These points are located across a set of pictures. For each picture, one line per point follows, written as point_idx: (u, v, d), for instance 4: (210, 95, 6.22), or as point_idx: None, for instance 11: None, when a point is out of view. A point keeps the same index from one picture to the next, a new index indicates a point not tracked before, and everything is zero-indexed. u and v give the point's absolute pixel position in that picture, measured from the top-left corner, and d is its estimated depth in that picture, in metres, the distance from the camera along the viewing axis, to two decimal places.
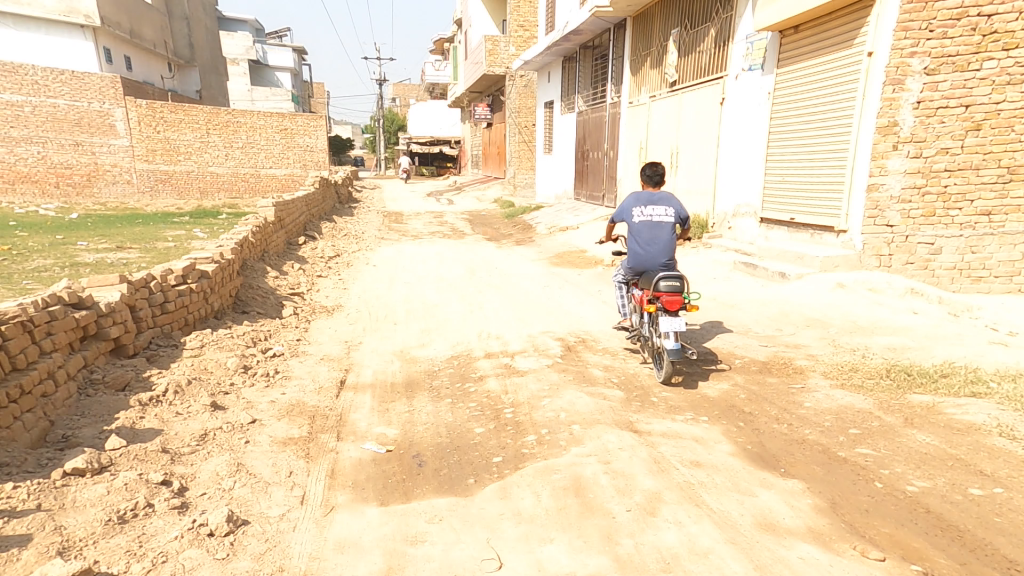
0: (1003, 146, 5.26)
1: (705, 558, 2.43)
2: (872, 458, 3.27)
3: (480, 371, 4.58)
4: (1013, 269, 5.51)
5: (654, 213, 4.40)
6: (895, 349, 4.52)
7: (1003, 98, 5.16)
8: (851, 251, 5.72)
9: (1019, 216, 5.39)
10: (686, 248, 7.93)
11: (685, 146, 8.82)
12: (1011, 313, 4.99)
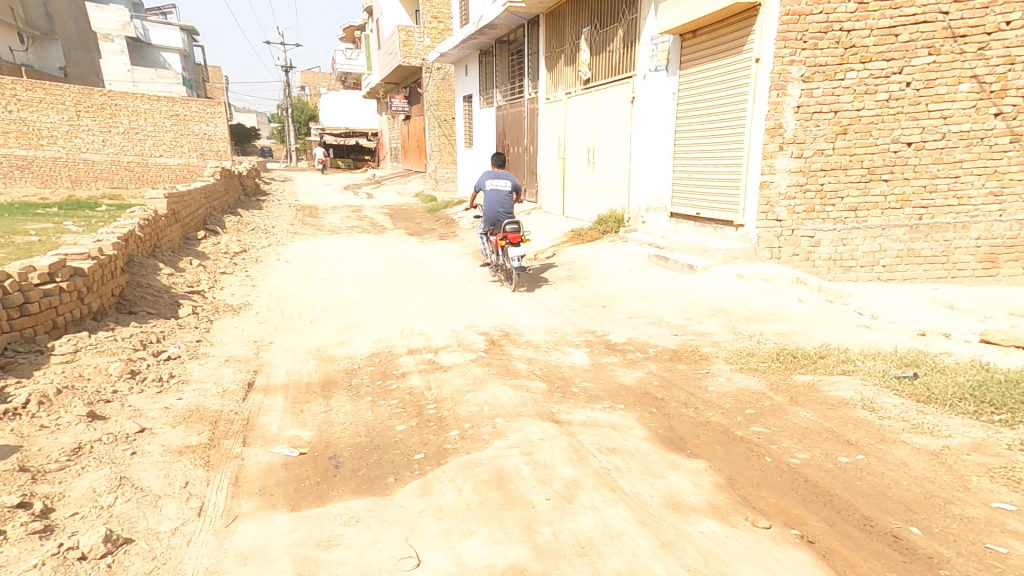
0: (865, 149, 5.80)
1: (617, 540, 2.54)
2: (764, 436, 3.56)
3: (403, 368, 4.50)
4: (875, 259, 6.02)
5: (498, 184, 6.70)
6: (784, 334, 4.95)
7: (863, 106, 5.70)
8: (748, 244, 6.18)
9: (878, 211, 5.92)
10: (605, 242, 8.20)
11: (600, 143, 9.13)
12: (877, 298, 5.62)
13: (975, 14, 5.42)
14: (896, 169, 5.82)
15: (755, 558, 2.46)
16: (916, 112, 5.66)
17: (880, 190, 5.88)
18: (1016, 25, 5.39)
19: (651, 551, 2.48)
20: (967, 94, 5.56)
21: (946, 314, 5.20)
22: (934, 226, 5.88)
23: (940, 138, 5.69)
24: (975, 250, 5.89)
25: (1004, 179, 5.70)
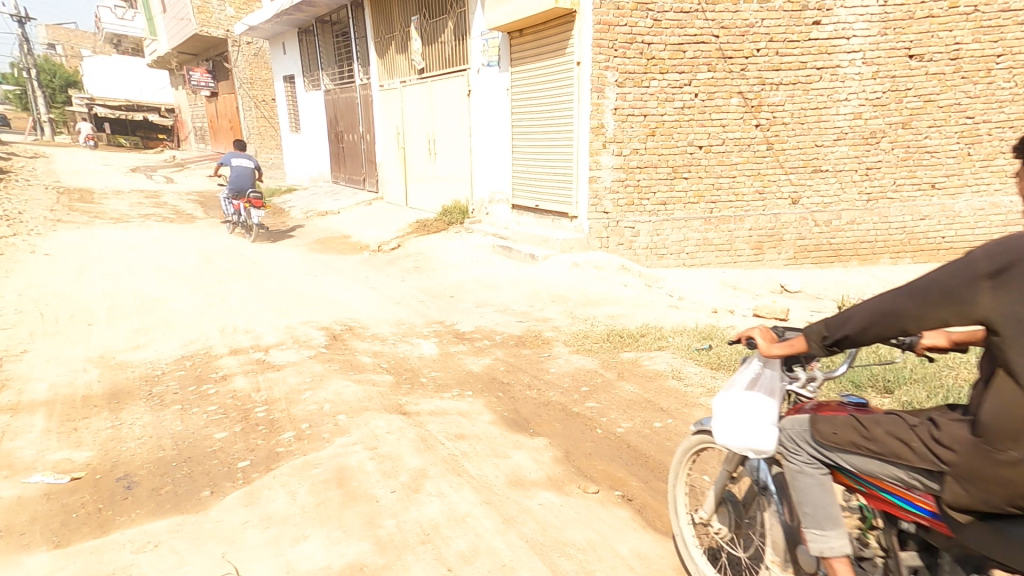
0: (670, 150, 6.52)
1: (463, 522, 2.58)
2: (596, 409, 3.92)
3: (224, 370, 4.05)
4: (683, 246, 6.81)
5: (243, 162, 8.70)
6: (613, 316, 5.48)
7: (665, 112, 6.40)
8: (581, 234, 6.70)
9: (681, 205, 6.70)
10: (450, 233, 8.27)
11: (440, 133, 9.16)
12: (684, 281, 6.48)
13: (737, 39, 6.32)
14: (692, 169, 6.61)
15: (586, 521, 2.71)
16: (703, 120, 6.48)
17: (682, 186, 6.65)
18: (765, 53, 6.38)
19: (494, 529, 2.57)
20: (737, 108, 6.49)
21: (732, 294, 6.22)
22: (721, 219, 6.77)
23: (720, 143, 6.59)
24: (749, 239, 6.85)
25: (766, 180, 6.72)
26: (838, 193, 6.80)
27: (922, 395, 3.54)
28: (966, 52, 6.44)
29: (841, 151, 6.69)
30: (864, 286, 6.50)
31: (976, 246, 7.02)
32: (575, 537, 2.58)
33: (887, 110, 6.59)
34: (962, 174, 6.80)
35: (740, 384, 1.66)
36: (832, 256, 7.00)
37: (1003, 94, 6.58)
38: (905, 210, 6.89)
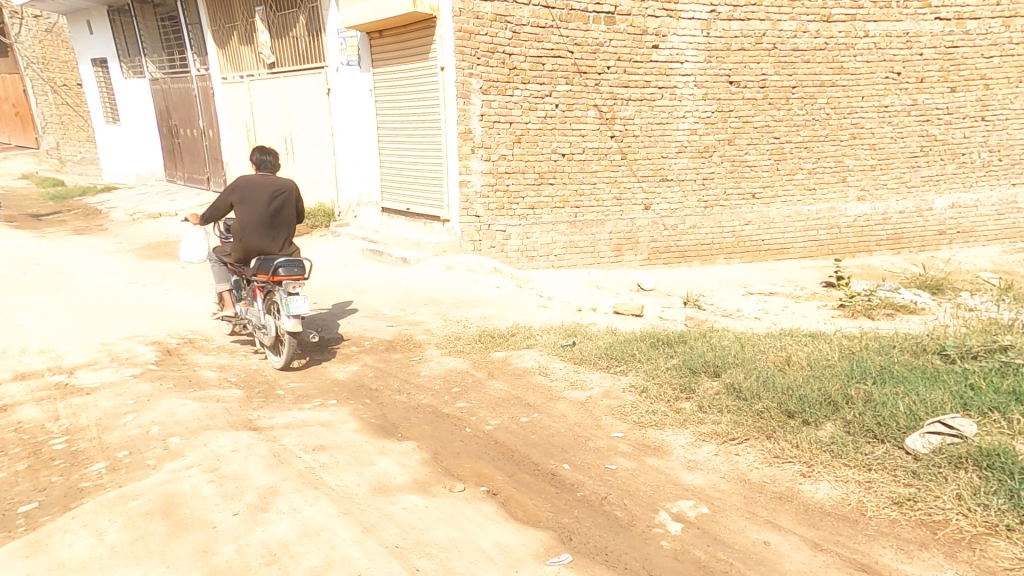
0: (535, 158, 6.86)
1: (316, 536, 2.49)
2: (466, 409, 3.99)
3: (8, 400, 3.61)
4: (551, 249, 7.19)
5: None
6: (485, 317, 5.64)
7: (530, 120, 6.73)
8: (453, 237, 6.81)
9: (548, 209, 7.07)
10: (314, 237, 8.05)
11: (297, 131, 8.74)
12: (552, 283, 6.81)
13: (589, 56, 6.81)
14: (557, 175, 7.01)
15: (449, 520, 2.77)
16: (564, 130, 6.91)
17: (548, 191, 7.03)
18: (615, 70, 6.96)
19: (351, 538, 2.51)
20: (593, 120, 7.02)
21: (595, 294, 6.71)
22: (585, 222, 7.27)
23: (581, 152, 7.07)
24: (609, 242, 7.43)
25: (622, 187, 7.34)
26: (681, 201, 7.63)
27: (741, 375, 4.16)
28: (770, 82, 7.57)
29: (682, 163, 7.52)
30: (705, 284, 7.40)
31: (787, 247, 8.21)
32: (438, 536, 2.63)
33: (715, 128, 7.53)
34: (774, 185, 7.94)
35: (194, 235, 4.54)
36: (678, 257, 7.82)
37: (799, 119, 7.78)
38: (734, 216, 7.90)
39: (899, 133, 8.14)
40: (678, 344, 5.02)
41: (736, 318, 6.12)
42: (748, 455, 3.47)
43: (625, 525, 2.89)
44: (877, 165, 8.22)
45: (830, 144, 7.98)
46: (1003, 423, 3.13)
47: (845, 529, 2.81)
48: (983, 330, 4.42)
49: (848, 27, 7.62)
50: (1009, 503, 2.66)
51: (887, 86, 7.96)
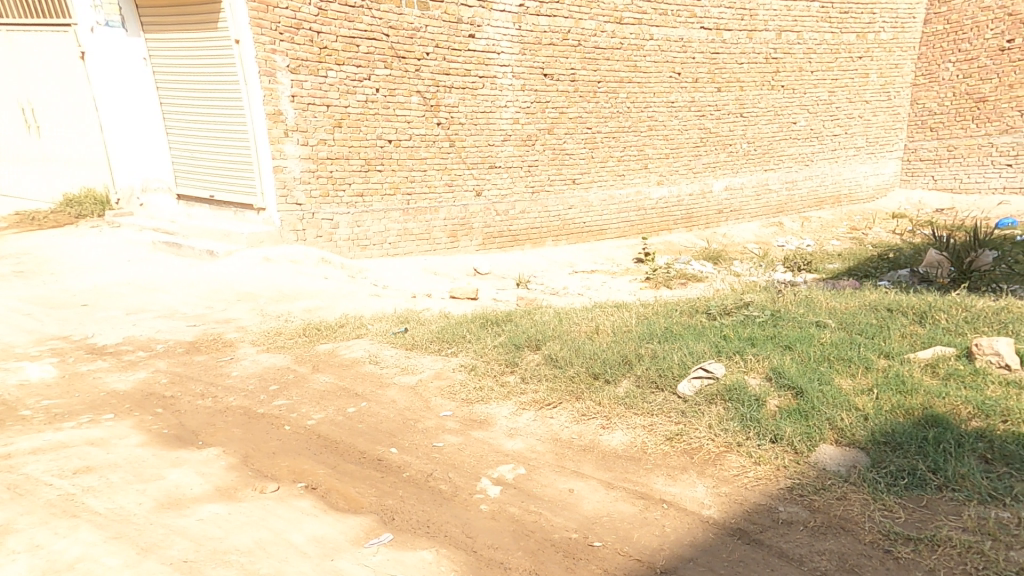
0: (359, 143, 6.66)
1: (68, 571, 2.20)
2: (285, 406, 3.75)
3: None
4: (385, 238, 7.08)
5: None
6: (310, 310, 5.37)
7: (349, 104, 6.50)
8: (272, 227, 6.33)
9: (378, 196, 6.93)
10: (84, 231, 6.86)
11: (37, 101, 7.62)
12: (385, 271, 6.71)
13: (406, 41, 6.77)
14: (384, 162, 6.89)
15: (257, 523, 2.59)
16: (388, 115, 6.80)
17: (376, 178, 6.88)
18: (434, 57, 7.01)
19: (120, 564, 2.26)
20: (418, 106, 7.02)
21: (431, 280, 6.78)
22: (418, 210, 7.27)
23: (408, 138, 7.03)
24: (444, 228, 7.55)
25: (452, 174, 7.49)
26: (509, 188, 8.02)
27: (558, 346, 4.51)
28: (580, 76, 8.28)
29: (508, 151, 7.90)
30: (536, 266, 7.90)
31: (604, 229, 9.12)
32: (239, 542, 2.45)
33: (536, 118, 8.04)
34: (590, 172, 8.74)
35: None
36: (511, 241, 8.23)
37: (605, 111, 8.64)
38: (559, 201, 8.54)
39: (683, 126, 9.48)
40: (505, 322, 5.29)
41: (558, 295, 6.65)
42: (561, 416, 3.74)
43: (448, 496, 2.89)
44: (670, 154, 9.48)
45: (632, 134, 9.00)
46: (741, 362, 3.88)
47: (632, 467, 3.17)
48: (738, 292, 5.39)
49: (637, 30, 8.61)
50: (740, 425, 3.27)
51: (671, 85, 9.20)
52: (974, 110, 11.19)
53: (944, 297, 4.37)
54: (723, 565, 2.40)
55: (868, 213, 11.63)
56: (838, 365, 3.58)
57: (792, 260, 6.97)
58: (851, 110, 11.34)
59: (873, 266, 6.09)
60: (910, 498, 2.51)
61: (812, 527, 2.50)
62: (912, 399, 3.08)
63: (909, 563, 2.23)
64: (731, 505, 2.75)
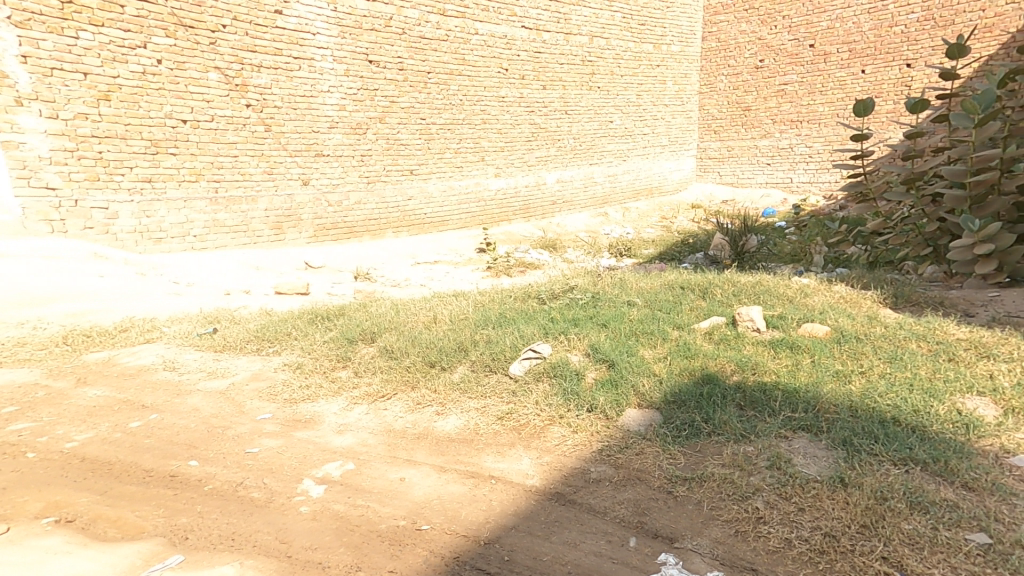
0: (139, 120, 6.32)
1: None
2: (29, 432, 3.16)
3: None
4: (184, 230, 6.78)
5: None
6: (74, 316, 4.89)
7: (117, 73, 6.11)
8: (8, 216, 5.66)
9: (174, 183, 6.65)
10: None
11: None
12: (184, 265, 6.31)
13: (193, 10, 6.51)
14: (179, 144, 6.64)
15: None
16: (178, 91, 6.54)
17: (170, 163, 6.60)
18: (233, 31, 6.83)
19: None
20: (218, 83, 6.83)
21: (253, 276, 6.55)
22: (229, 199, 7.07)
23: (210, 119, 6.84)
24: (266, 220, 7.41)
25: (272, 161, 7.40)
26: (342, 176, 8.06)
27: (393, 337, 4.43)
28: (408, 65, 8.51)
29: (336, 139, 7.95)
30: (377, 258, 7.79)
31: (446, 220, 9.41)
32: None
33: (364, 106, 8.16)
34: (428, 163, 9.02)
35: None
36: (347, 233, 8.23)
37: (438, 103, 8.98)
38: (397, 192, 8.71)
39: (514, 121, 10.07)
40: (337, 317, 5.05)
41: (398, 287, 6.52)
42: (395, 407, 3.63)
43: (260, 504, 2.62)
44: (505, 147, 10.02)
45: (467, 127, 9.43)
46: (565, 341, 4.16)
47: (463, 448, 3.12)
48: (566, 277, 5.83)
49: (461, 23, 9.00)
50: (563, 399, 3.43)
51: (500, 80, 9.74)
52: (742, 117, 12.63)
53: (720, 275, 5.22)
54: (541, 527, 2.41)
55: (673, 203, 12.90)
56: (642, 339, 4.04)
57: (615, 247, 7.74)
58: (655, 112, 12.70)
59: (678, 250, 7.01)
60: (688, 445, 2.83)
61: (615, 482, 2.66)
62: (695, 361, 3.60)
63: (685, 498, 2.46)
64: (552, 472, 2.81)
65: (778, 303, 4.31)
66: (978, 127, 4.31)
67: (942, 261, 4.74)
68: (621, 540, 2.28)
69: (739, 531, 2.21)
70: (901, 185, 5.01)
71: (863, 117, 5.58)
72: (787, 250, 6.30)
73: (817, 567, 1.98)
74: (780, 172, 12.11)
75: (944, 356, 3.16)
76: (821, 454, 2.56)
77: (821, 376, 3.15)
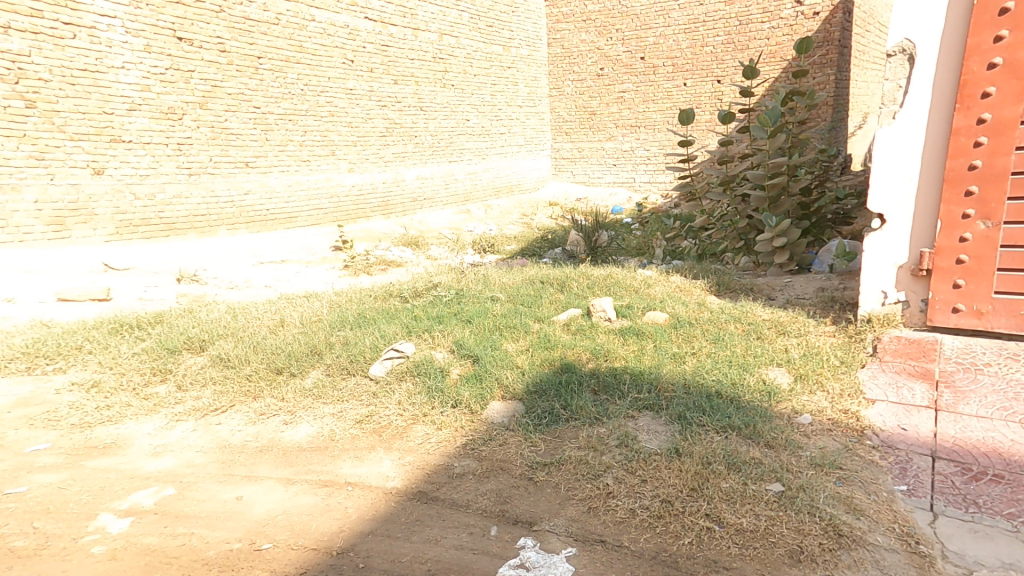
0: None
1: None
2: None
3: None
4: None
5: None
6: None
7: None
8: None
9: None
10: None
11: None
12: None
13: None
14: None
15: None
16: None
17: None
18: None
19: None
20: None
21: (26, 282, 5.78)
22: None
23: None
24: (37, 214, 6.49)
25: (42, 147, 6.52)
26: (152, 166, 7.42)
27: (229, 345, 4.01)
28: (230, 47, 8.04)
29: (140, 123, 7.30)
30: (211, 259, 7.31)
31: (293, 216, 8.97)
32: None
33: (176, 88, 7.58)
34: (267, 155, 8.61)
35: None
36: (164, 230, 7.57)
37: (274, 91, 8.60)
38: (229, 185, 8.21)
39: (365, 115, 9.90)
40: (152, 326, 4.55)
41: (235, 290, 6.05)
42: (232, 421, 3.28)
43: (29, 553, 2.18)
44: (357, 142, 9.82)
45: (311, 118, 9.10)
46: (429, 340, 4.09)
47: (315, 457, 2.90)
48: (430, 275, 5.77)
49: (294, 9, 8.65)
50: (426, 397, 3.35)
51: (346, 72, 9.52)
52: (589, 121, 13.44)
53: (575, 269, 5.56)
54: (400, 528, 2.33)
55: (532, 202, 13.11)
56: (505, 333, 4.12)
57: (479, 244, 7.85)
58: (509, 113, 13.04)
59: (539, 246, 7.33)
60: (548, 432, 2.95)
61: (478, 474, 2.67)
62: (554, 352, 3.77)
63: (544, 483, 2.55)
64: (414, 472, 2.73)
65: (626, 294, 4.71)
66: (770, 138, 5.12)
67: (752, 252, 5.57)
68: (482, 530, 2.29)
69: (590, 507, 2.36)
70: (719, 186, 5.78)
71: (688, 126, 6.32)
72: (633, 244, 6.94)
73: (654, 531, 2.18)
74: (624, 173, 13.17)
75: (754, 336, 3.69)
76: (660, 429, 2.83)
77: (661, 358, 3.50)
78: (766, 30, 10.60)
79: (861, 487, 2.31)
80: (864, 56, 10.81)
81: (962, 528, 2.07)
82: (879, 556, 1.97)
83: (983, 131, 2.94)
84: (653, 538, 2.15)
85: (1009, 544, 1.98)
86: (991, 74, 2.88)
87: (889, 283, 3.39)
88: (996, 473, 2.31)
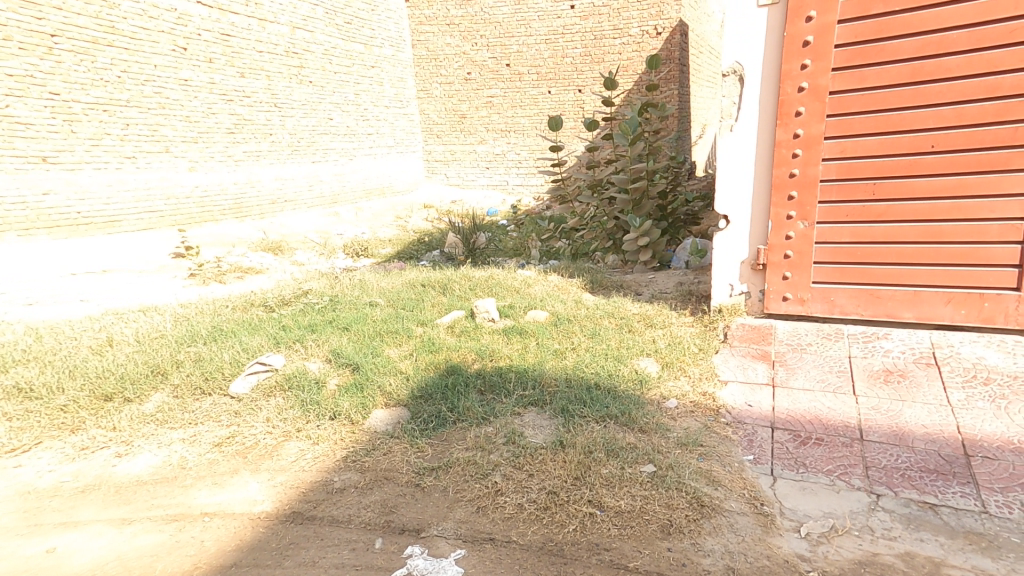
0: None
1: None
2: None
3: None
4: None
5: None
6: None
7: None
8: None
9: None
10: None
11: None
12: None
13: None
14: None
15: None
16: None
17: None
18: None
19: None
20: None
21: None
22: None
23: None
24: None
25: None
26: None
27: (30, 372, 3.29)
28: (5, 19, 6.63)
29: None
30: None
31: (117, 219, 7.70)
32: None
33: None
34: (74, 149, 7.30)
35: None
36: None
37: (80, 78, 7.35)
38: (18, 183, 6.79)
39: (207, 109, 8.86)
40: None
41: (36, 307, 5.01)
42: (39, 462, 2.68)
43: None
44: (198, 138, 8.76)
45: (134, 110, 7.93)
46: (301, 350, 3.73)
47: (161, 490, 2.47)
48: (298, 281, 5.29)
49: None
50: (300, 411, 3.03)
51: (177, 60, 8.44)
52: (459, 124, 13.54)
53: (456, 271, 5.51)
54: (271, 555, 2.07)
55: (404, 203, 12.85)
56: (387, 338, 3.92)
57: (350, 248, 7.43)
58: (376, 113, 12.59)
59: (416, 248, 7.14)
60: (435, 436, 2.84)
61: (361, 487, 2.47)
62: (438, 355, 3.66)
63: (432, 488, 2.45)
64: (288, 492, 2.44)
65: (507, 294, 4.77)
66: (630, 146, 5.55)
67: (619, 250, 6.02)
68: (366, 544, 2.12)
69: (480, 507, 2.31)
70: (588, 190, 6.13)
71: (556, 132, 6.60)
72: (510, 246, 7.10)
73: (542, 522, 2.20)
74: (497, 175, 13.51)
75: (625, 329, 3.95)
76: (544, 424, 2.89)
77: (543, 355, 3.58)
78: (618, 45, 11.58)
79: (717, 460, 2.58)
80: (698, 74, 12.32)
81: (795, 487, 2.40)
82: (733, 520, 2.20)
83: (798, 144, 3.49)
84: (540, 530, 2.17)
85: (829, 496, 2.33)
86: (801, 96, 3.43)
87: (734, 275, 3.88)
88: (818, 437, 2.72)
